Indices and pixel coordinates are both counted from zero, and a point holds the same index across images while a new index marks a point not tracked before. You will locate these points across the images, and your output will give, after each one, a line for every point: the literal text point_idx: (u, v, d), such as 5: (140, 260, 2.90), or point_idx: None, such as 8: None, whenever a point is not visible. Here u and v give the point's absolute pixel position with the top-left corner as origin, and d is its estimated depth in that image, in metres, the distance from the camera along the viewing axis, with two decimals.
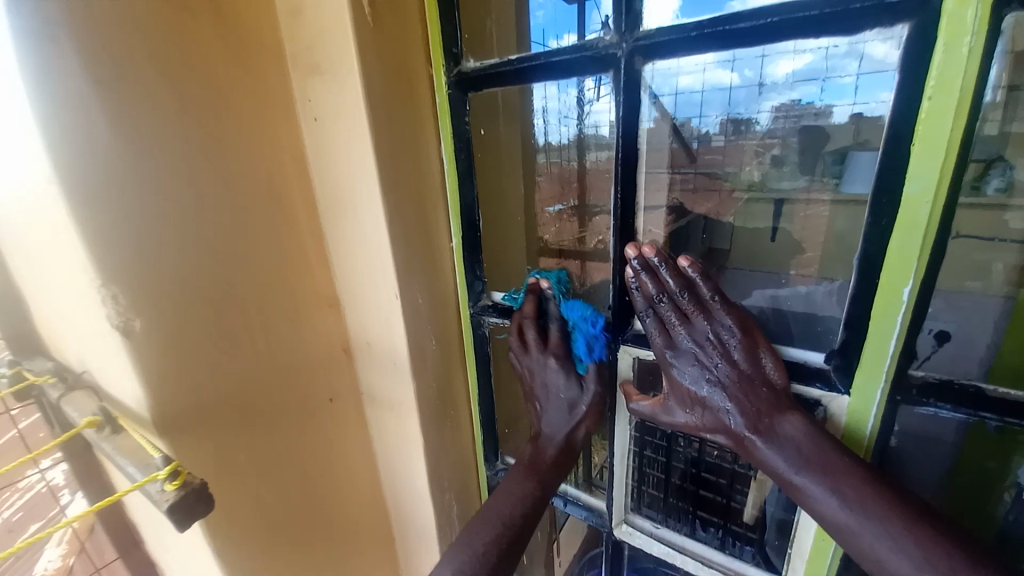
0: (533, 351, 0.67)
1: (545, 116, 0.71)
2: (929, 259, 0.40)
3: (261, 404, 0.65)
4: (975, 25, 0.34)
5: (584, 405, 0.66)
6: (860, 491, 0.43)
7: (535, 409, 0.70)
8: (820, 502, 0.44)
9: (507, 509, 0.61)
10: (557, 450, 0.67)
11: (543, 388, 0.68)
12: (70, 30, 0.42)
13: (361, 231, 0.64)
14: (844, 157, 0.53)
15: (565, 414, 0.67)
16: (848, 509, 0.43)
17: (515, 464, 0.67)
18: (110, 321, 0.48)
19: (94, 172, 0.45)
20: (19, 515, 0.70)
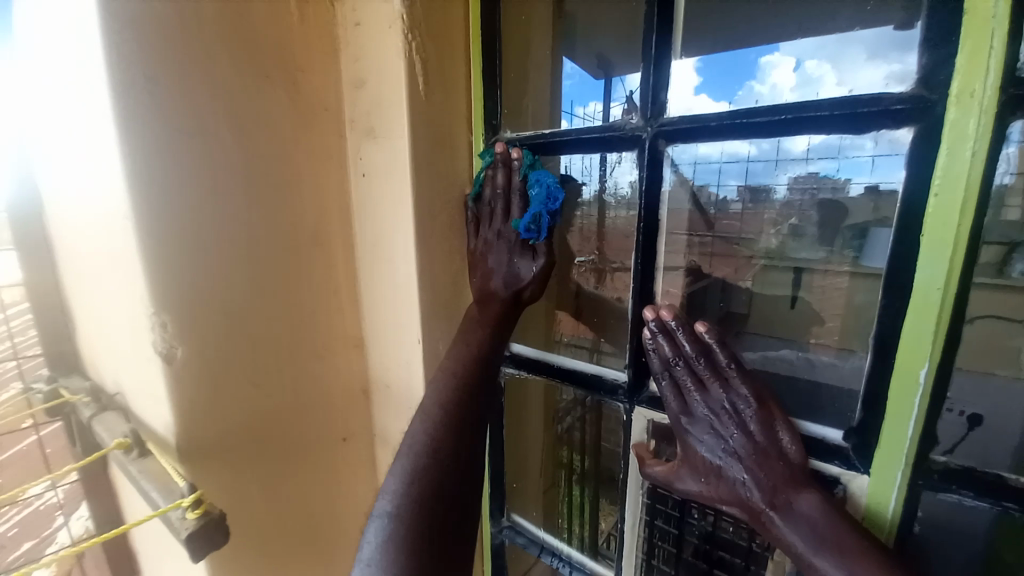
0: (498, 216, 0.67)
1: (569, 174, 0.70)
2: (944, 344, 0.41)
3: (278, 438, 0.66)
4: (977, 132, 0.37)
5: (530, 281, 0.68)
6: None
7: (483, 267, 0.69)
8: None
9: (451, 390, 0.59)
10: (502, 303, 0.67)
11: (487, 256, 0.69)
12: (164, 96, 0.50)
13: (392, 278, 0.68)
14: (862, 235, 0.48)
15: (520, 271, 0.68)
16: None
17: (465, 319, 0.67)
18: (156, 347, 0.52)
19: (165, 213, 0.51)
20: (15, 531, 0.68)
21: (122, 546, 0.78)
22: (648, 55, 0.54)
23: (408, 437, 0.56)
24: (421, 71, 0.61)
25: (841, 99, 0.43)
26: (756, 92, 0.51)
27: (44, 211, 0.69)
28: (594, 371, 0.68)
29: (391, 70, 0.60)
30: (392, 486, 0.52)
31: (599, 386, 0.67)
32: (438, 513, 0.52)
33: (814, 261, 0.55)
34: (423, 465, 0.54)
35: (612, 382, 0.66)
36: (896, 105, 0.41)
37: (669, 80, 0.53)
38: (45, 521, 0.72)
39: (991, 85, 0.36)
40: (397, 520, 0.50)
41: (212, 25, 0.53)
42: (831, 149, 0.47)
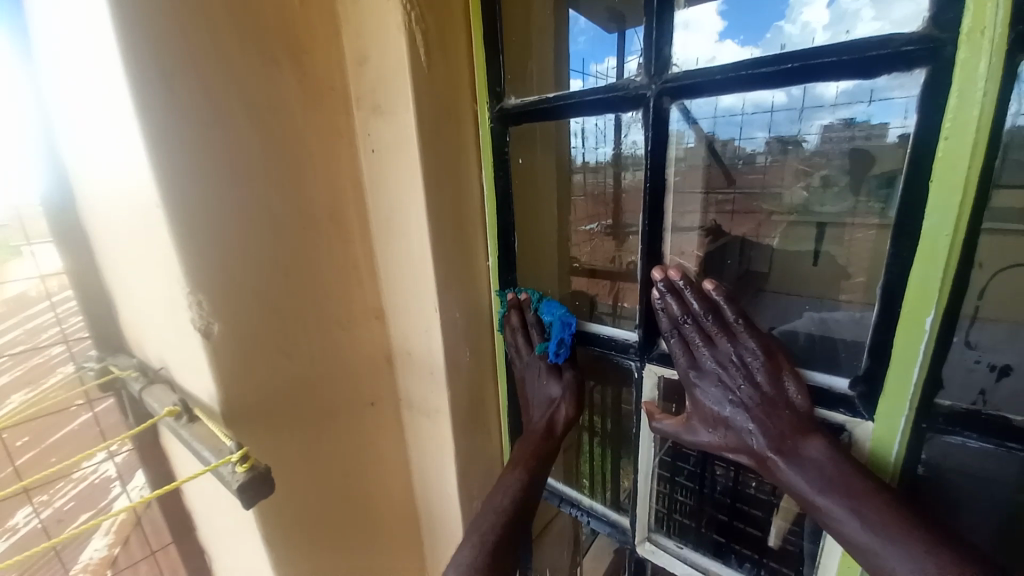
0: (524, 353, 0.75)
1: (582, 138, 0.70)
2: (950, 290, 0.41)
3: (311, 405, 0.71)
4: (988, 69, 0.36)
5: (561, 398, 0.73)
6: (883, 515, 0.43)
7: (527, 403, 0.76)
8: (842, 524, 0.45)
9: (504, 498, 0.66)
10: (541, 432, 0.72)
11: (533, 391, 0.75)
12: (178, 80, 0.51)
13: (407, 250, 0.70)
14: (892, 183, 0.45)
15: (550, 396, 0.73)
16: (871, 531, 0.43)
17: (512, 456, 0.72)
18: (194, 323, 0.55)
19: (190, 196, 0.53)
20: (71, 505, 0.77)
21: (180, 506, 0.87)
22: (650, 9, 0.52)
23: (504, 489, 0.67)
24: (422, 41, 0.61)
25: (851, 44, 0.42)
26: (786, 32, 0.52)
27: (78, 204, 0.73)
28: (607, 333, 0.70)
29: (393, 42, 0.60)
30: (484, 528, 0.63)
31: (611, 346, 0.69)
32: (511, 533, 0.64)
33: (832, 214, 0.63)
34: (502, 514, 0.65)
35: (624, 343, 0.68)
36: (907, 46, 0.39)
37: (674, 34, 0.53)
38: (102, 493, 0.80)
39: (1001, 20, 0.35)
40: (485, 532, 0.63)
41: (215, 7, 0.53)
42: (864, 92, 0.45)
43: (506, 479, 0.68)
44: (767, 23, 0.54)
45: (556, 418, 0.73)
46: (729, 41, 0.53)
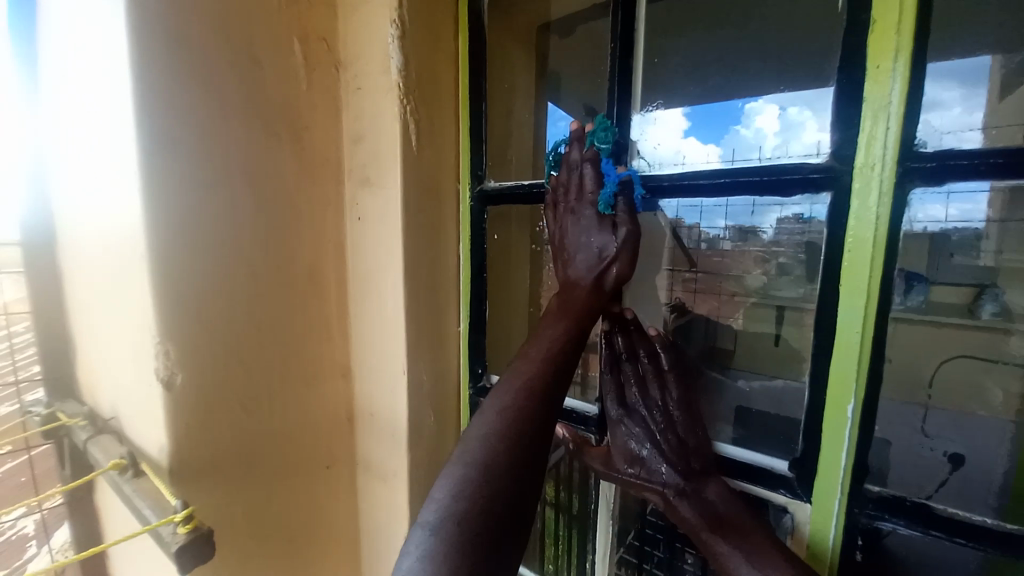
0: (578, 192, 0.61)
1: None
2: (865, 380, 0.47)
3: (265, 465, 0.68)
4: (880, 197, 0.44)
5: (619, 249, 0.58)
6: (761, 549, 0.48)
7: (563, 266, 0.63)
8: (727, 557, 0.50)
9: (545, 350, 0.56)
10: (588, 289, 0.59)
11: (574, 237, 0.61)
12: (184, 146, 0.56)
13: (382, 312, 0.73)
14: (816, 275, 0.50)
15: (591, 257, 0.60)
16: (753, 565, 0.48)
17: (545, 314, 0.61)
18: (157, 373, 0.55)
19: (179, 247, 0.56)
20: None
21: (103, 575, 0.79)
22: (610, 118, 0.62)
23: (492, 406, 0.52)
24: (414, 128, 0.69)
25: (774, 166, 0.50)
26: (741, 135, 0.57)
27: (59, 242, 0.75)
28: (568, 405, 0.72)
29: (387, 127, 0.68)
30: (467, 458, 0.49)
31: (570, 418, 0.71)
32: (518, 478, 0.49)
33: (793, 300, 0.56)
34: (503, 417, 0.51)
35: (584, 415, 0.70)
36: (814, 174, 0.48)
37: (631, 137, 0.62)
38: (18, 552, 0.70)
39: (890, 157, 0.43)
40: (486, 474, 0.48)
41: (230, 86, 0.59)
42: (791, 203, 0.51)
43: (506, 382, 0.54)
44: (727, 126, 0.59)
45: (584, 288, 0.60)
46: (693, 137, 0.60)
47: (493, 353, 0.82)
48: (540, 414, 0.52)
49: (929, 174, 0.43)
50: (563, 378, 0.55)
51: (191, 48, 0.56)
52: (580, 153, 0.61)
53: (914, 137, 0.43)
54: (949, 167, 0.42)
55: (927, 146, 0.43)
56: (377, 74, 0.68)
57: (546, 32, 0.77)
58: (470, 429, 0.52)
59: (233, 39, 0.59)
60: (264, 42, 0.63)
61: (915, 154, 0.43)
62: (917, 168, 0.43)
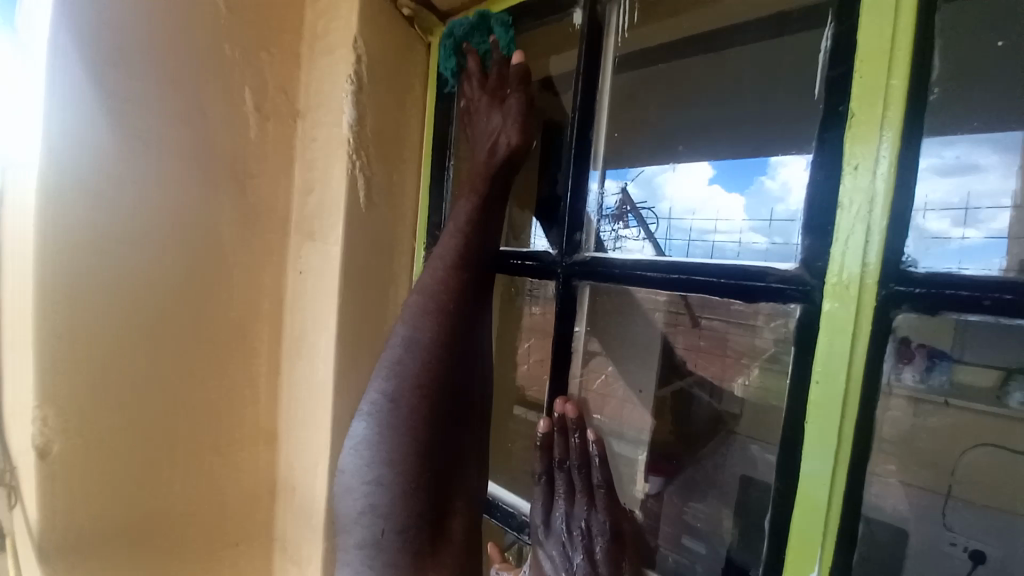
0: (473, 78, 0.60)
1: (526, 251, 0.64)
2: (832, 547, 0.38)
3: (154, 546, 0.61)
4: (855, 326, 0.36)
5: (504, 124, 0.55)
6: None
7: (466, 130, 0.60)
8: None
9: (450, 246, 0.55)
10: (487, 162, 0.55)
11: (473, 110, 0.59)
12: (93, 197, 0.52)
13: (313, 377, 0.66)
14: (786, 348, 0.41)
15: (494, 125, 0.56)
16: None
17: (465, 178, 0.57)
18: (32, 442, 0.50)
19: (78, 303, 0.52)
20: None
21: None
22: (566, 191, 0.56)
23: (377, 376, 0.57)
24: (363, 184, 0.64)
25: (737, 268, 0.43)
26: (766, 187, 0.49)
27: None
28: (507, 504, 0.64)
29: (335, 182, 0.63)
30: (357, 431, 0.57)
31: (507, 522, 0.63)
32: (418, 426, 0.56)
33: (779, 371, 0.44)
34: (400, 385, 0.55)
35: (520, 520, 0.62)
36: (780, 285, 0.40)
37: (593, 191, 0.56)
38: None
39: (870, 277, 0.36)
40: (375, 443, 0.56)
41: (161, 133, 0.56)
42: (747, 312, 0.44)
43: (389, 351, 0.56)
44: (752, 176, 0.51)
45: (502, 149, 0.55)
46: (717, 186, 0.54)
47: None
48: (420, 424, 0.56)
49: (917, 303, 0.35)
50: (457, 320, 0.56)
51: (116, 99, 0.53)
52: (473, 63, 0.60)
53: (900, 255, 0.35)
54: (942, 297, 0.34)
55: (922, 268, 0.35)
56: (331, 127, 0.64)
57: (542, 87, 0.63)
58: (366, 394, 0.57)
59: (173, 87, 0.57)
60: (209, 90, 0.60)
61: (899, 275, 0.35)
62: (903, 293, 0.35)
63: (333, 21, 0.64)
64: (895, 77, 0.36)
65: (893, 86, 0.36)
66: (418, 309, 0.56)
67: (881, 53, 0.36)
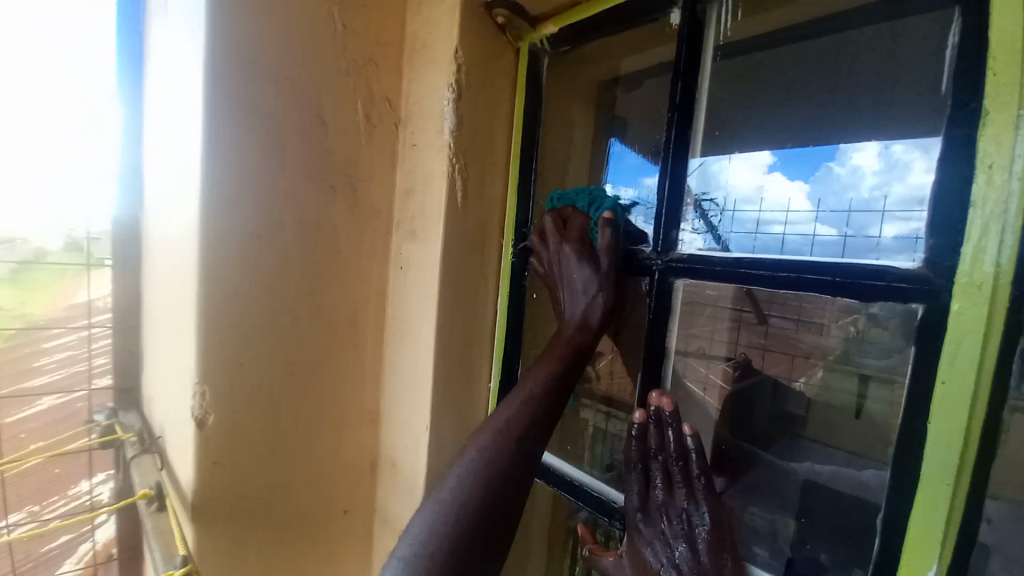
0: (564, 236, 0.63)
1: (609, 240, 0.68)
2: (954, 545, 0.38)
3: (280, 509, 0.69)
4: (985, 326, 0.36)
5: (596, 292, 0.60)
6: None
7: (556, 302, 0.64)
8: None
9: (540, 380, 0.57)
10: (577, 329, 0.60)
11: (562, 271, 0.62)
12: (240, 204, 0.60)
13: (412, 364, 0.72)
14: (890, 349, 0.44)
15: (587, 297, 0.60)
16: None
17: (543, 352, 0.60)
18: (194, 411, 0.60)
19: (228, 296, 0.60)
20: None
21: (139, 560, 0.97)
22: (662, 190, 0.57)
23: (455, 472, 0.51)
24: (460, 187, 0.69)
25: (851, 267, 0.43)
26: (834, 174, 0.52)
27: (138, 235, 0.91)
28: (595, 489, 0.66)
29: (436, 184, 0.68)
30: (418, 527, 0.47)
31: (596, 506, 0.65)
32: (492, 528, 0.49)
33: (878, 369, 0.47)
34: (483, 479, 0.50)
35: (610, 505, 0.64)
36: (900, 284, 0.40)
37: (689, 183, 0.57)
38: None
39: (1004, 277, 0.35)
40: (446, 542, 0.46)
41: (291, 145, 0.64)
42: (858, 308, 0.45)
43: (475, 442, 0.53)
44: (817, 162, 0.53)
45: (591, 314, 0.60)
46: (779, 173, 0.55)
47: None
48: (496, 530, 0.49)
49: None
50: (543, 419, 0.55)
51: (256, 118, 0.61)
52: (552, 219, 0.65)
53: None
54: None
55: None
56: (431, 134, 0.69)
57: (613, 86, 0.72)
58: (437, 488, 0.50)
59: (301, 103, 0.64)
60: (328, 104, 0.66)
61: None
62: None
63: (434, 35, 0.69)
64: None
65: None
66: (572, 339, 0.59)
67: (1014, 51, 0.36)
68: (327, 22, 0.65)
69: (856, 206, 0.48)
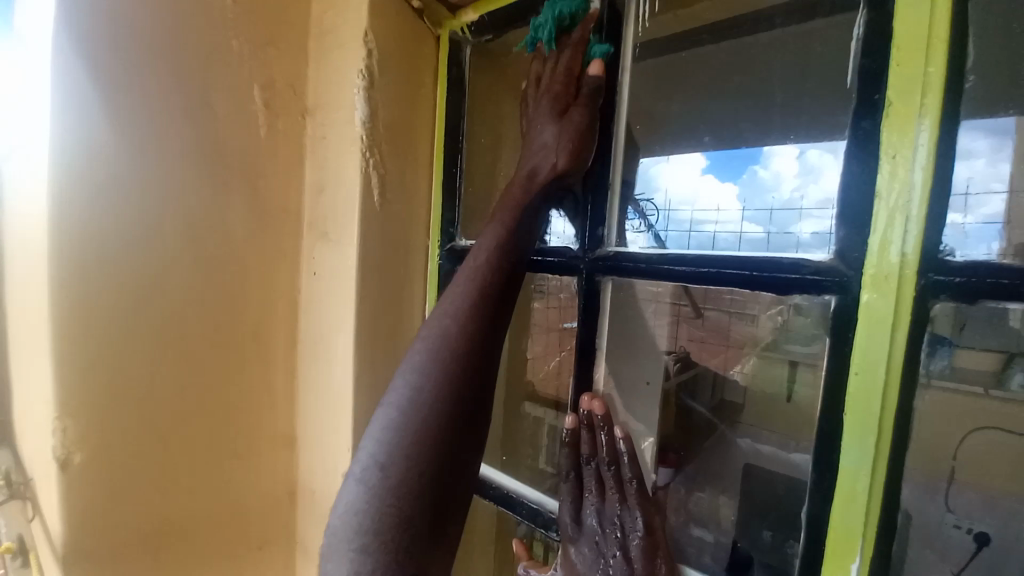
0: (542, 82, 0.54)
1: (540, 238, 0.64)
2: (872, 538, 0.38)
3: (176, 554, 0.60)
4: (893, 317, 0.36)
5: (556, 143, 0.51)
6: None
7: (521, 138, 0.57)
8: None
9: (466, 282, 0.50)
10: (522, 184, 0.53)
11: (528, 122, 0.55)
12: (106, 201, 0.51)
13: (330, 379, 0.66)
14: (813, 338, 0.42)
15: (551, 141, 0.52)
16: None
17: (500, 200, 0.54)
18: (52, 453, 0.50)
19: (93, 310, 0.51)
20: None
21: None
22: (587, 185, 0.55)
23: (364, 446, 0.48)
24: (377, 183, 0.63)
25: (768, 261, 0.42)
26: (760, 176, 0.53)
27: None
28: (531, 500, 0.63)
29: (348, 181, 0.62)
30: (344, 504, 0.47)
31: (532, 518, 0.62)
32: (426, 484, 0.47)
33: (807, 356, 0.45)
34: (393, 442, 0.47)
35: (546, 515, 0.61)
36: (814, 277, 0.40)
37: (613, 179, 0.55)
38: None
39: (909, 267, 0.35)
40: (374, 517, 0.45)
41: (172, 134, 0.55)
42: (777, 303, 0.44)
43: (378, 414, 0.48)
44: (746, 165, 0.54)
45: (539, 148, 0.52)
46: (712, 175, 0.56)
47: None
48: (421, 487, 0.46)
49: (957, 292, 0.35)
50: (471, 359, 0.48)
51: (125, 102, 0.52)
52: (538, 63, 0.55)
53: (938, 244, 0.35)
54: (984, 286, 0.34)
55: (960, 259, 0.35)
56: (342, 126, 0.63)
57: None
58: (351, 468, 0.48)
59: (182, 88, 0.56)
60: (217, 90, 0.58)
61: (939, 265, 0.35)
62: (941, 283, 0.35)
63: (343, 18, 0.63)
64: (932, 65, 0.35)
65: (931, 74, 0.35)
66: (440, 334, 0.48)
67: (917, 40, 0.36)
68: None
69: (778, 205, 0.48)
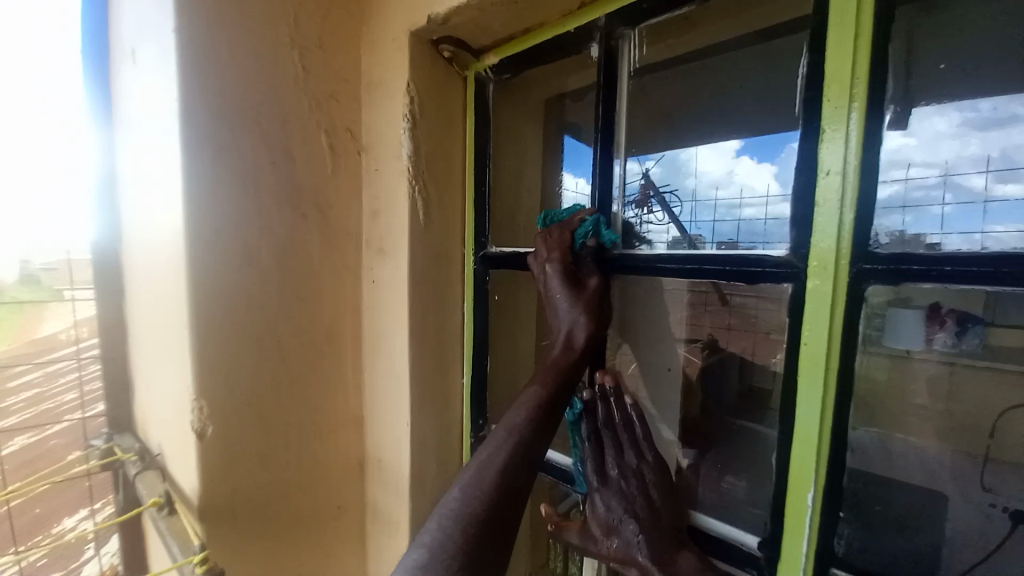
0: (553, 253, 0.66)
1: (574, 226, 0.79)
2: (826, 472, 0.48)
3: (275, 511, 0.75)
4: (832, 297, 0.46)
5: (579, 317, 0.63)
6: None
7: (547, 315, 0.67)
8: None
9: (520, 418, 0.54)
10: (559, 349, 0.62)
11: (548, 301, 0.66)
12: (221, 233, 0.66)
13: (390, 369, 0.80)
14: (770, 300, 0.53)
15: (572, 311, 0.63)
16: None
17: (546, 361, 0.61)
18: (192, 426, 0.66)
19: (216, 317, 0.66)
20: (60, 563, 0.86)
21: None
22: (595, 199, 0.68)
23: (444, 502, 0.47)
24: (421, 205, 0.76)
25: (739, 257, 0.53)
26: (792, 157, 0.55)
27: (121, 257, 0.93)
28: (559, 463, 0.76)
29: (398, 205, 0.76)
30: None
31: (561, 477, 0.75)
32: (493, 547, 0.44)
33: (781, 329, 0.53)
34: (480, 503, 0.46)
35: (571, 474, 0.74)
36: (773, 268, 0.50)
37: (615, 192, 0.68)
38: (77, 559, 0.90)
39: (844, 258, 0.46)
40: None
41: (264, 176, 0.70)
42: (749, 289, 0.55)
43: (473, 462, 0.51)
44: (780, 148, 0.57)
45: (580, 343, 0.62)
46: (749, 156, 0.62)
47: (495, 405, 0.87)
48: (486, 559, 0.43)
49: (883, 277, 0.45)
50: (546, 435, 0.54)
51: (232, 154, 0.67)
52: (543, 239, 0.69)
53: (867, 239, 0.45)
54: (902, 271, 0.44)
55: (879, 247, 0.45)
56: (391, 159, 0.77)
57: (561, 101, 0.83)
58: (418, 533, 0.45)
59: (271, 140, 0.71)
60: (295, 139, 0.73)
61: (868, 255, 0.45)
62: (870, 270, 0.45)
63: (388, 70, 0.77)
64: (856, 100, 0.45)
65: (855, 107, 0.45)
66: (534, 401, 0.56)
67: (843, 81, 0.46)
68: (289, 64, 0.72)
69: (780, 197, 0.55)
